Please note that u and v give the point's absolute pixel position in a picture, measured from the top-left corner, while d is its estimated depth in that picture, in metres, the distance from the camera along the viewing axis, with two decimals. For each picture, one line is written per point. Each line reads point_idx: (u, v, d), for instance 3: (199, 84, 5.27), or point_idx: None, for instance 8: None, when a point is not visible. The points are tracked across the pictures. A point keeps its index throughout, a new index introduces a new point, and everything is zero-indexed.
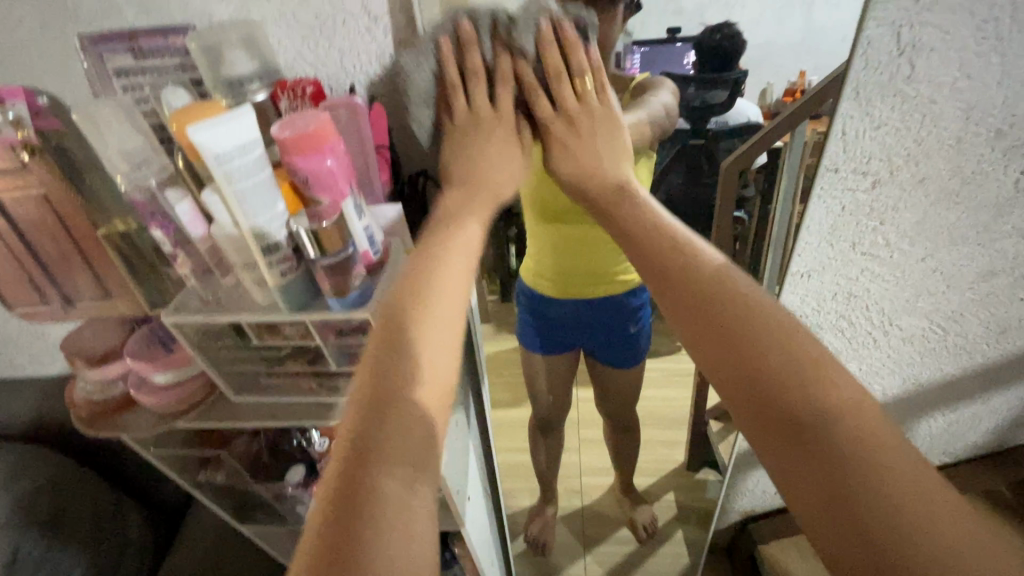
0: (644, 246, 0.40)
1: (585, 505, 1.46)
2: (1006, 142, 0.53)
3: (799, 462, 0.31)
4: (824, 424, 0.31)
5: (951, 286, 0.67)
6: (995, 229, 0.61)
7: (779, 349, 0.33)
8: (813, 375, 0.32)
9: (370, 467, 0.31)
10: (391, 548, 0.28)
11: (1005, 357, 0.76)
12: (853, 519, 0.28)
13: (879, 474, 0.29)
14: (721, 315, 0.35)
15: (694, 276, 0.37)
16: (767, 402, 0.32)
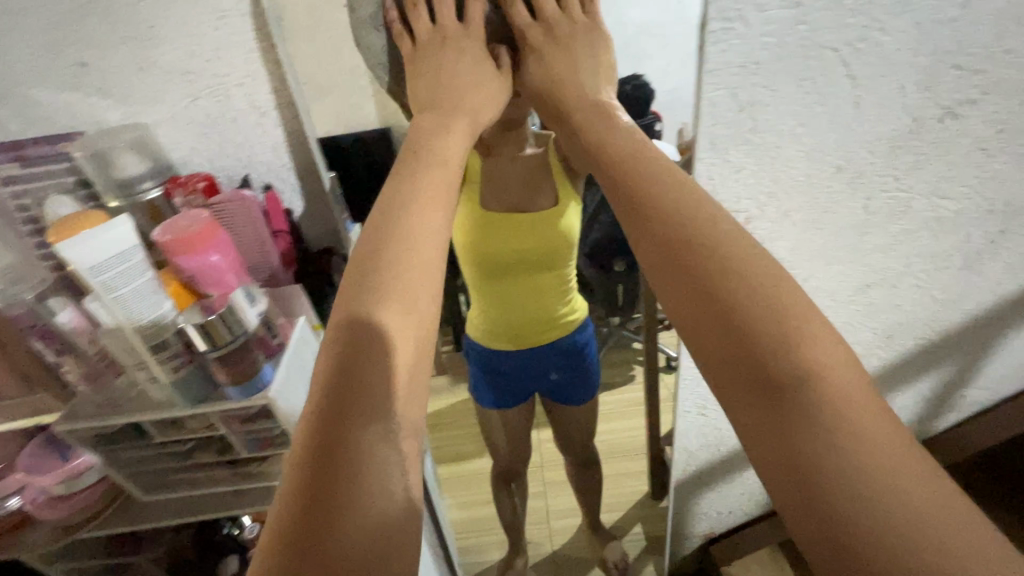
0: (619, 183, 0.42)
1: (555, 549, 1.41)
2: (848, 175, 0.60)
3: (766, 416, 0.32)
4: (793, 369, 0.31)
5: (836, 300, 0.73)
6: (861, 247, 0.67)
7: (756, 299, 0.34)
8: (789, 325, 0.33)
9: (348, 417, 0.32)
10: (370, 499, 0.30)
11: (900, 357, 0.83)
12: (800, 451, 0.30)
13: (839, 418, 0.30)
14: (703, 267, 0.36)
15: (671, 221, 0.38)
16: (734, 342, 0.33)
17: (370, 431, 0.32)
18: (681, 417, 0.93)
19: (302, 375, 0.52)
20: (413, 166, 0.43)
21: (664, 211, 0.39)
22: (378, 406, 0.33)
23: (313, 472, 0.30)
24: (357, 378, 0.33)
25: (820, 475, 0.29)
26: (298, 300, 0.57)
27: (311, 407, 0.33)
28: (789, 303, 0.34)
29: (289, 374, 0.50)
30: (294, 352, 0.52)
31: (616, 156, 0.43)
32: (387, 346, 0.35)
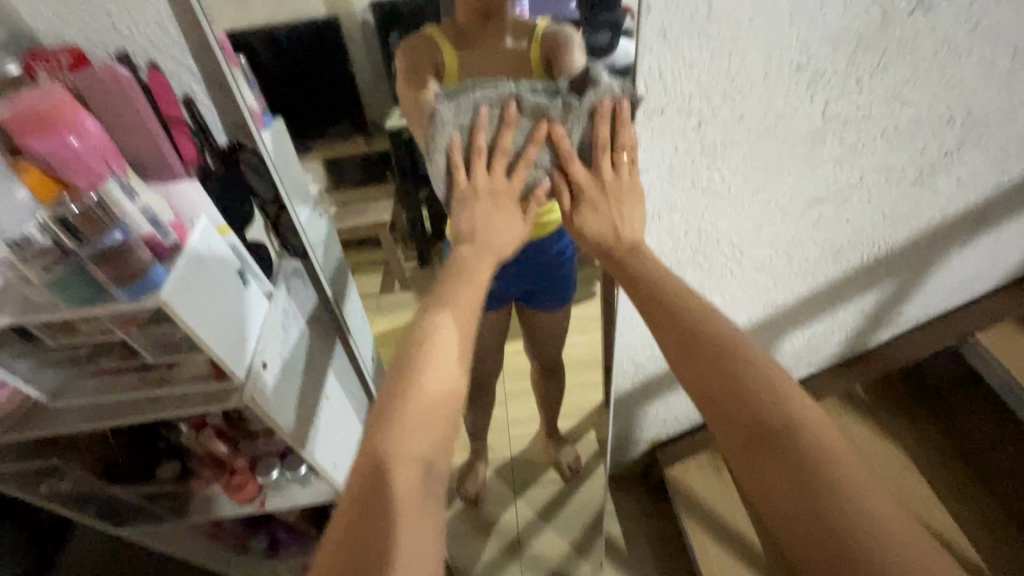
0: (651, 297, 0.50)
1: (514, 454, 1.46)
2: (808, 74, 0.55)
3: (765, 454, 0.41)
4: (788, 426, 0.41)
5: (786, 215, 0.72)
6: (816, 156, 0.64)
7: (757, 376, 0.44)
8: (781, 395, 0.42)
9: (387, 486, 0.39)
10: (398, 557, 0.37)
11: (846, 273, 0.83)
12: (802, 486, 0.38)
13: (825, 461, 0.39)
14: (711, 349, 0.46)
15: (689, 324, 0.47)
16: (744, 408, 0.43)
17: (403, 485, 0.40)
18: (626, 329, 0.93)
19: (211, 286, 0.50)
20: (450, 285, 0.50)
21: (686, 318, 0.48)
22: (409, 470, 0.40)
23: (360, 505, 0.39)
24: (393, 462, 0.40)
25: (822, 505, 0.37)
26: (204, 198, 0.53)
27: (355, 475, 0.40)
28: (775, 374, 0.44)
29: (196, 283, 0.48)
30: (197, 262, 0.49)
31: (646, 276, 0.51)
32: (417, 430, 0.42)
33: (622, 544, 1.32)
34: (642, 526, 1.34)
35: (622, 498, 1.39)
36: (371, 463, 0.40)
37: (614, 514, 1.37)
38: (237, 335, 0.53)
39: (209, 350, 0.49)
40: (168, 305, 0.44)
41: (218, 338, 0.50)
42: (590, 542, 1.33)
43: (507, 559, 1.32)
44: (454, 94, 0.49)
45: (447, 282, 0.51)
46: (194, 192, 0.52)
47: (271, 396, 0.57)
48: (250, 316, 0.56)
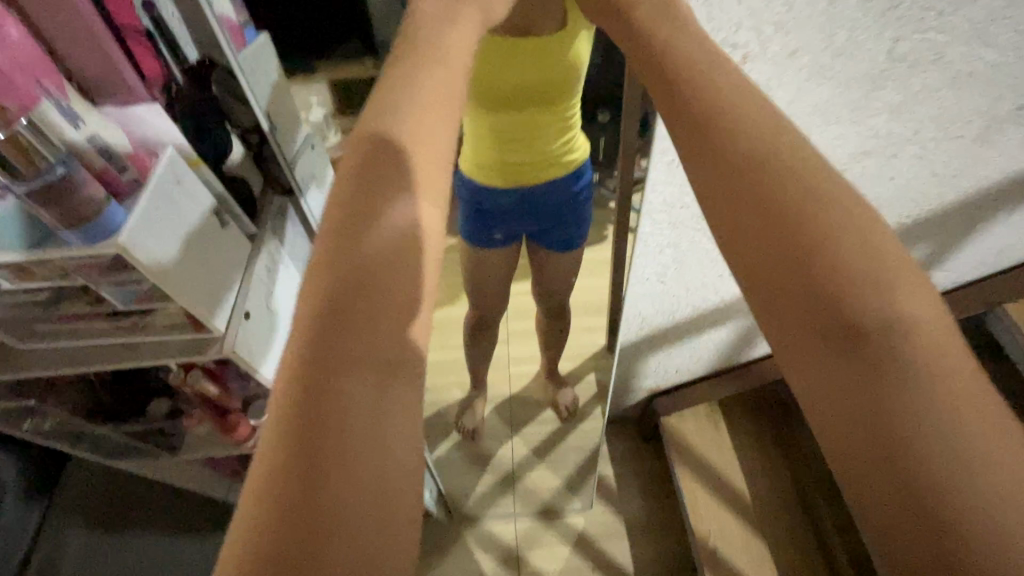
0: (683, 93, 0.27)
1: (512, 394, 1.46)
2: (880, 6, 0.47)
3: (842, 376, 0.21)
4: (893, 334, 0.21)
5: (825, 168, 0.65)
6: (870, 105, 0.57)
7: (848, 235, 0.23)
8: (887, 273, 0.22)
9: (333, 383, 0.21)
10: (360, 500, 0.20)
11: (879, 235, 0.77)
12: (902, 447, 0.19)
13: (950, 410, 0.20)
14: (766, 181, 0.24)
15: (743, 138, 0.25)
16: (821, 292, 0.22)
17: (355, 388, 0.22)
18: (637, 283, 0.89)
19: (183, 227, 0.45)
20: (389, 106, 0.27)
21: (740, 123, 0.25)
22: (359, 366, 0.22)
23: (297, 409, 0.21)
24: (330, 347, 0.22)
25: (932, 484, 0.19)
26: (172, 127, 0.47)
27: (285, 368, 0.22)
28: (869, 226, 0.23)
29: (164, 225, 0.43)
30: (166, 200, 0.44)
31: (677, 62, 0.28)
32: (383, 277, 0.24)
33: (612, 485, 1.34)
34: (634, 469, 1.36)
35: (616, 442, 1.41)
36: (307, 348, 0.22)
37: (607, 456, 1.39)
38: (215, 282, 0.49)
39: (179, 300, 0.45)
40: (128, 250, 0.40)
41: (191, 286, 0.46)
42: (581, 480, 1.34)
43: (501, 492, 1.36)
44: None
45: (402, 83, 0.27)
46: (158, 119, 0.46)
47: (257, 349, 0.53)
48: (232, 263, 0.52)
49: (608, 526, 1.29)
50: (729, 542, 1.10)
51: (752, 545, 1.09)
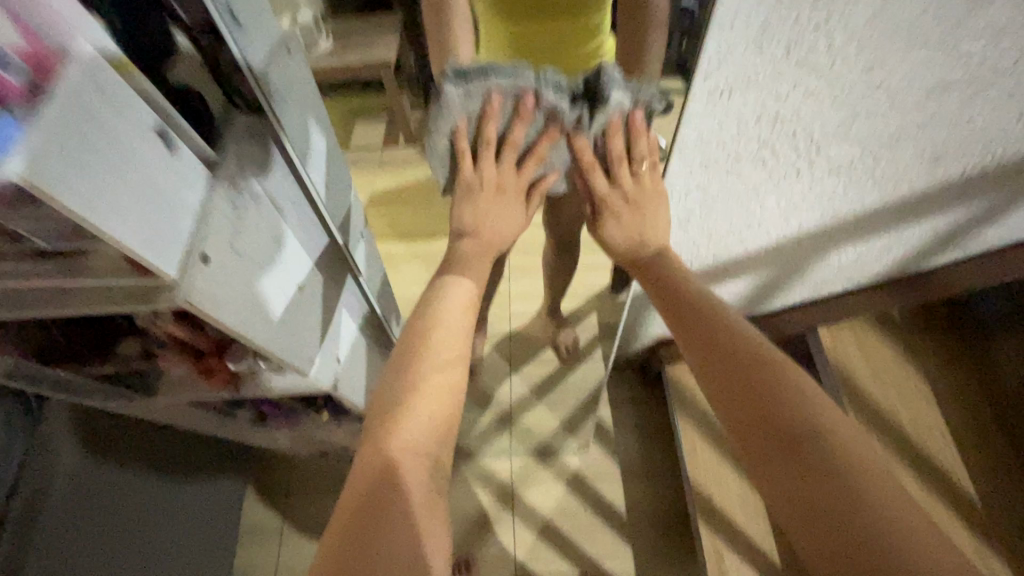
0: (689, 322, 0.52)
1: (513, 330, 1.43)
2: None
3: (795, 469, 0.42)
4: (817, 440, 0.43)
5: (892, 108, 0.55)
6: (966, 27, 0.46)
7: (789, 396, 0.45)
8: (810, 410, 0.44)
9: (385, 485, 0.44)
10: (391, 547, 0.42)
11: (933, 185, 0.69)
12: (830, 507, 0.40)
13: (854, 479, 0.40)
14: (740, 371, 0.48)
15: (727, 348, 0.49)
16: (775, 426, 0.44)
17: (401, 484, 0.45)
18: None
19: (108, 150, 0.35)
20: (431, 323, 0.54)
21: (724, 340, 0.50)
22: (408, 466, 0.46)
23: (355, 505, 0.44)
24: (377, 468, 0.45)
25: (850, 521, 0.39)
26: (77, 12, 0.36)
27: (353, 481, 0.45)
28: (799, 388, 0.46)
29: (82, 143, 0.33)
30: (87, 118, 0.34)
31: (685, 302, 0.53)
32: (404, 427, 0.47)
33: (610, 428, 1.33)
34: (631, 412, 1.35)
35: (617, 384, 1.39)
36: (365, 475, 0.45)
37: (607, 400, 1.37)
38: (160, 220, 0.39)
39: (110, 238, 0.35)
40: (30, 181, 0.30)
41: (125, 221, 0.36)
42: (579, 421, 1.33)
43: (498, 429, 1.34)
44: (464, 81, 0.49)
45: (432, 311, 0.56)
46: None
47: (220, 295, 0.44)
48: (183, 198, 0.42)
49: (603, 466, 1.29)
50: (723, 490, 1.10)
51: (746, 494, 1.09)
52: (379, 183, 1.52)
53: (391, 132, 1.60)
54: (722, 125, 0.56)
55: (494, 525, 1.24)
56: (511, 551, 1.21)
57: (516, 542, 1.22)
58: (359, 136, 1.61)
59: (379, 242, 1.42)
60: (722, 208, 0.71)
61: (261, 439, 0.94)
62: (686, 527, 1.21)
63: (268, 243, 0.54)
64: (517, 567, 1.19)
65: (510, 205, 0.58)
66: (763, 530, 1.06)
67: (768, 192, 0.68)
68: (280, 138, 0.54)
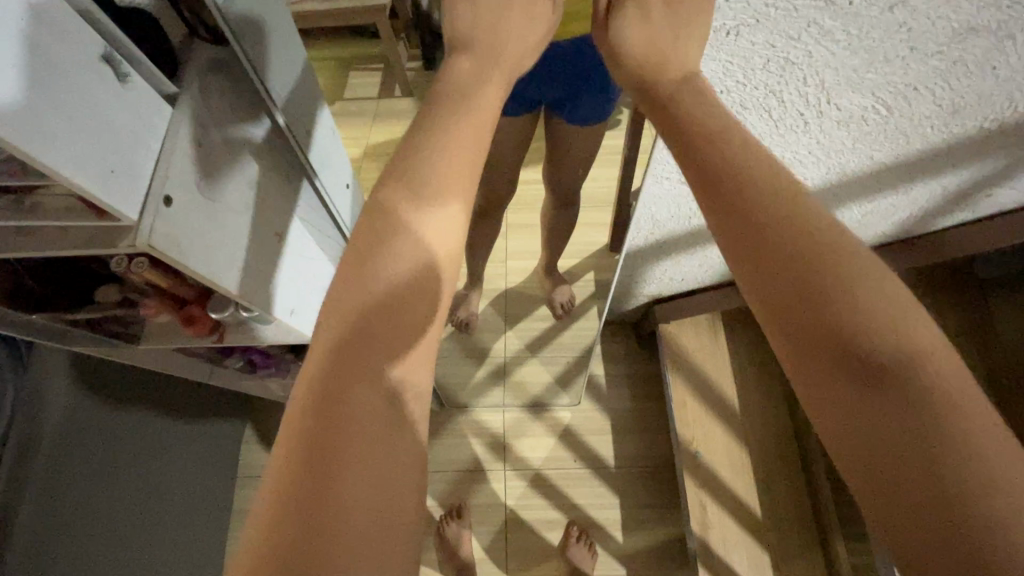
0: (714, 163, 0.32)
1: (508, 286, 1.41)
2: None
3: (869, 397, 0.26)
4: (905, 361, 0.26)
5: (913, 52, 0.51)
6: None
7: (866, 288, 0.28)
8: (887, 309, 0.28)
9: (343, 402, 0.31)
10: (359, 483, 0.30)
11: (946, 141, 0.65)
12: (932, 456, 0.24)
13: (959, 423, 0.25)
14: (791, 236, 0.29)
15: (774, 205, 0.30)
16: (839, 331, 0.27)
17: (366, 403, 0.31)
18: (654, 182, 0.77)
19: (56, 77, 0.32)
20: (390, 208, 0.36)
21: (771, 192, 0.31)
22: (370, 393, 0.32)
23: (311, 423, 0.31)
24: (338, 375, 0.32)
25: (956, 484, 0.24)
26: None
27: (301, 398, 0.32)
28: (883, 279, 0.28)
29: (29, 67, 0.31)
30: (44, 62, 0.32)
31: (710, 134, 0.33)
32: (379, 323, 0.34)
33: (603, 384, 1.34)
34: (624, 370, 1.36)
35: (611, 342, 1.39)
36: (319, 381, 0.32)
37: (601, 356, 1.38)
38: (114, 158, 0.37)
39: (56, 172, 0.32)
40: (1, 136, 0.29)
41: (87, 165, 0.34)
42: (572, 376, 1.34)
43: (492, 383, 1.35)
44: None
45: (405, 167, 0.36)
46: None
47: (185, 240, 0.42)
48: (140, 136, 0.39)
49: (593, 421, 1.31)
50: (711, 447, 1.12)
51: (733, 452, 1.11)
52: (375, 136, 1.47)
53: (387, 81, 1.53)
54: (727, 69, 0.52)
55: (485, 475, 1.27)
56: (501, 499, 1.25)
57: (506, 490, 1.25)
58: (352, 84, 1.54)
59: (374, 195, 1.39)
60: None
61: (255, 387, 0.95)
62: (672, 481, 1.24)
63: (240, 189, 0.52)
64: (507, 514, 1.23)
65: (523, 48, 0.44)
66: (747, 485, 1.09)
67: (772, 144, 0.65)
68: (252, 77, 0.51)
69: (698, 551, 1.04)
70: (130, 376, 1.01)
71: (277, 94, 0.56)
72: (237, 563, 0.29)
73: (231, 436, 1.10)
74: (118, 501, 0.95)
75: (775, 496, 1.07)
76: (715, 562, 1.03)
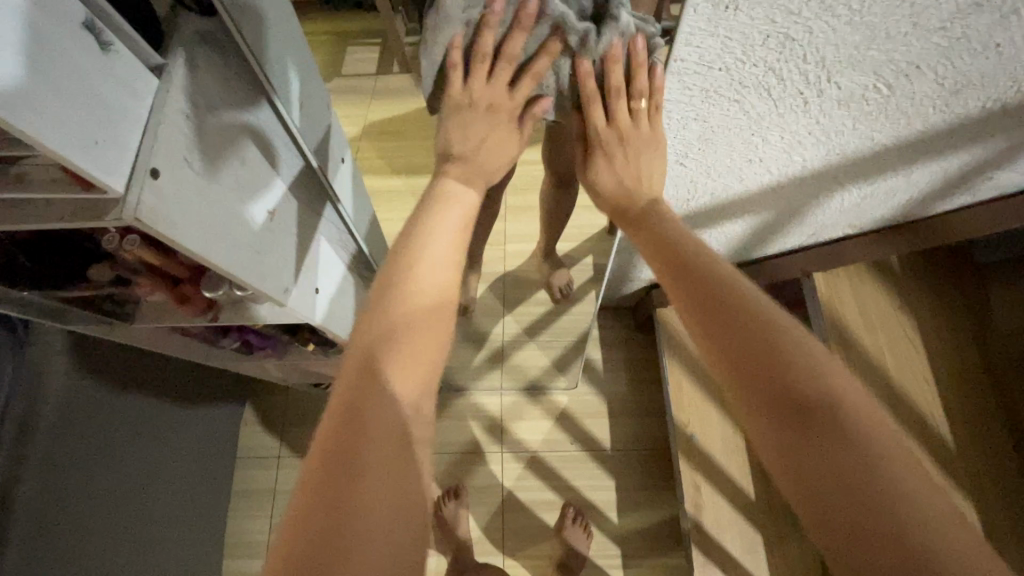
0: (680, 272, 0.44)
1: (506, 270, 1.41)
2: None
3: (804, 438, 0.35)
4: (833, 409, 0.35)
5: (916, 28, 0.50)
6: None
7: (802, 356, 0.37)
8: (822, 369, 0.37)
9: (363, 417, 0.36)
10: (373, 490, 0.34)
11: (948, 122, 0.65)
12: (857, 485, 0.32)
13: (875, 453, 0.33)
14: (740, 319, 0.39)
15: (725, 298, 0.41)
16: (781, 389, 0.37)
17: (384, 418, 0.36)
18: None
19: (37, 45, 0.32)
20: (410, 252, 0.43)
21: (725, 288, 0.42)
22: (391, 410, 0.36)
23: (333, 436, 0.35)
24: (359, 393, 0.37)
25: (874, 502, 0.32)
26: None
27: (329, 414, 0.37)
28: (812, 349, 0.38)
29: (7, 34, 0.30)
30: (27, 34, 0.31)
31: (677, 250, 0.45)
32: (402, 351, 0.39)
33: (600, 368, 1.35)
34: (621, 354, 1.36)
35: (609, 326, 1.39)
36: (344, 398, 0.37)
37: (598, 340, 1.38)
38: (97, 129, 0.36)
39: (40, 143, 0.32)
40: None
41: (74, 136, 0.34)
42: (569, 360, 1.34)
43: (490, 366, 1.36)
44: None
45: (418, 229, 0.45)
46: None
47: (174, 216, 0.42)
48: (125, 106, 0.39)
49: (590, 404, 1.32)
50: (707, 430, 1.12)
51: (729, 435, 1.12)
52: (372, 115, 1.45)
53: (383, 59, 1.50)
54: (727, 45, 0.51)
55: (484, 457, 1.28)
56: (498, 479, 1.26)
57: (503, 472, 1.27)
58: (349, 62, 1.52)
59: (371, 175, 1.37)
60: (723, 138, 0.67)
61: (252, 369, 0.96)
62: (668, 463, 1.25)
63: (231, 164, 0.51)
64: (504, 494, 1.25)
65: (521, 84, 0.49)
66: (741, 468, 1.09)
67: (772, 124, 0.64)
68: (240, 48, 0.50)
69: (691, 531, 1.05)
70: (128, 355, 1.01)
71: (272, 71, 0.55)
72: (269, 558, 0.33)
73: (234, 429, 1.10)
74: (116, 483, 0.95)
75: (769, 479, 1.08)
76: (709, 543, 1.04)
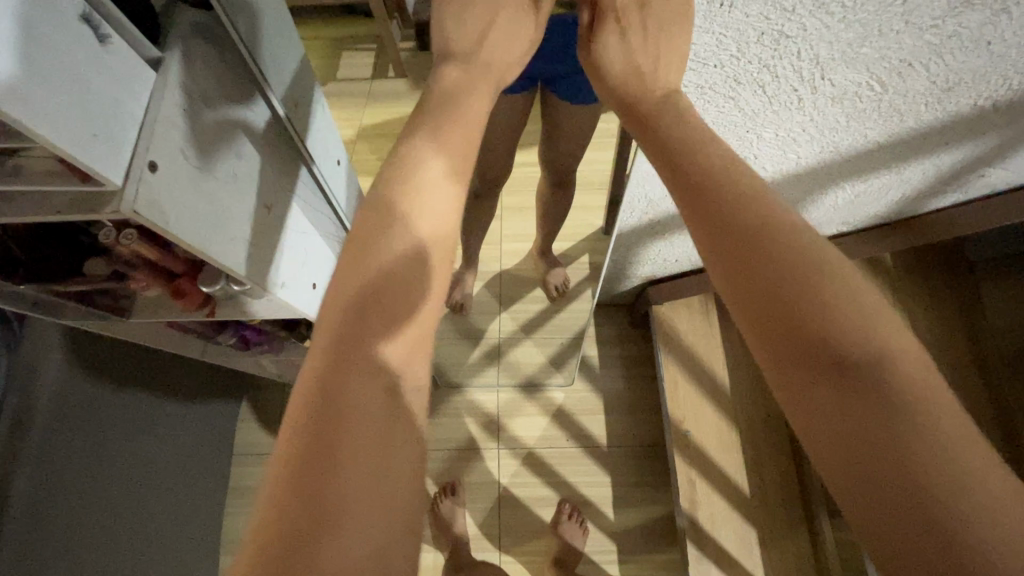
0: (698, 186, 0.36)
1: (503, 268, 1.41)
2: None
3: (835, 395, 0.28)
4: (876, 364, 0.28)
5: (908, 25, 0.50)
6: None
7: (840, 295, 0.30)
8: (867, 316, 0.30)
9: (343, 396, 0.33)
10: (357, 473, 0.31)
11: (940, 120, 0.65)
12: (903, 457, 0.26)
13: (926, 418, 0.26)
14: (765, 247, 0.32)
15: (748, 221, 0.33)
16: (810, 335, 0.30)
17: (363, 396, 0.34)
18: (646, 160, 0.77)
19: (34, 38, 0.32)
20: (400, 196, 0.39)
21: (750, 209, 0.34)
22: (365, 386, 0.34)
23: (312, 415, 0.33)
24: (338, 369, 0.34)
25: (924, 479, 0.25)
26: None
27: (304, 389, 0.34)
28: (857, 288, 0.30)
29: (9, 26, 0.30)
30: (26, 26, 0.31)
31: (697, 158, 0.37)
32: (385, 327, 0.36)
33: (596, 365, 1.35)
34: (617, 352, 1.37)
35: (605, 324, 1.40)
36: (319, 373, 0.34)
37: (594, 338, 1.38)
38: (94, 121, 0.36)
39: (40, 135, 0.32)
40: None
41: (73, 130, 0.34)
42: (565, 357, 1.35)
43: (486, 364, 1.36)
44: None
45: (403, 160, 0.41)
46: None
47: (170, 209, 0.42)
48: (122, 101, 0.39)
49: (586, 401, 1.32)
50: (701, 427, 1.13)
51: (723, 432, 1.12)
52: (368, 115, 1.45)
53: (379, 59, 1.51)
54: (720, 43, 0.52)
55: (480, 454, 1.28)
56: (494, 476, 1.26)
57: (500, 469, 1.27)
58: (345, 63, 1.52)
59: (367, 174, 1.37)
60: (717, 136, 0.67)
61: (248, 366, 0.96)
62: (663, 460, 1.26)
63: (228, 158, 0.51)
64: (500, 491, 1.25)
65: (519, 72, 0.49)
66: (736, 464, 1.10)
67: (766, 121, 0.64)
68: (238, 43, 0.50)
69: (686, 527, 1.06)
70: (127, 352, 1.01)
71: (268, 67, 0.55)
72: (243, 547, 0.30)
73: (227, 423, 1.11)
74: (112, 481, 0.95)
75: (764, 476, 1.09)
76: (703, 538, 1.05)
